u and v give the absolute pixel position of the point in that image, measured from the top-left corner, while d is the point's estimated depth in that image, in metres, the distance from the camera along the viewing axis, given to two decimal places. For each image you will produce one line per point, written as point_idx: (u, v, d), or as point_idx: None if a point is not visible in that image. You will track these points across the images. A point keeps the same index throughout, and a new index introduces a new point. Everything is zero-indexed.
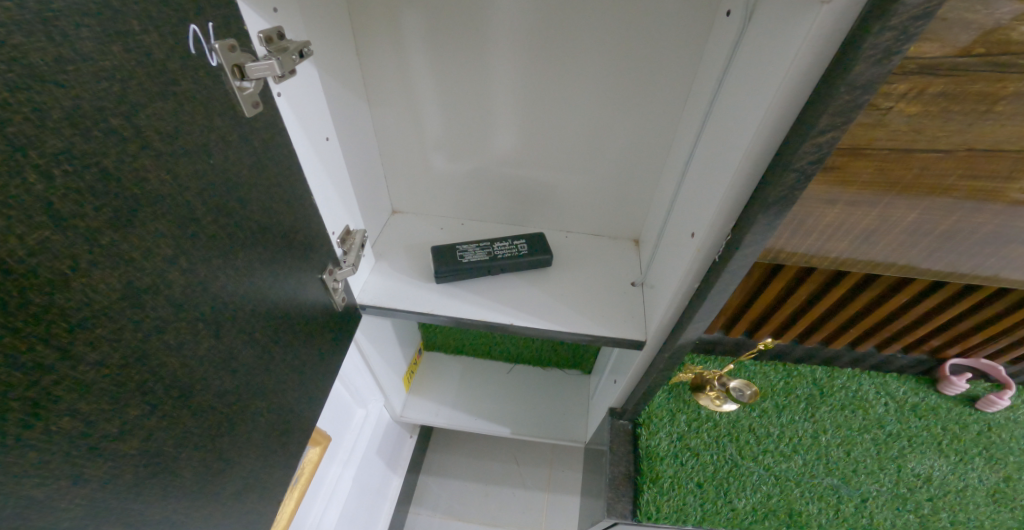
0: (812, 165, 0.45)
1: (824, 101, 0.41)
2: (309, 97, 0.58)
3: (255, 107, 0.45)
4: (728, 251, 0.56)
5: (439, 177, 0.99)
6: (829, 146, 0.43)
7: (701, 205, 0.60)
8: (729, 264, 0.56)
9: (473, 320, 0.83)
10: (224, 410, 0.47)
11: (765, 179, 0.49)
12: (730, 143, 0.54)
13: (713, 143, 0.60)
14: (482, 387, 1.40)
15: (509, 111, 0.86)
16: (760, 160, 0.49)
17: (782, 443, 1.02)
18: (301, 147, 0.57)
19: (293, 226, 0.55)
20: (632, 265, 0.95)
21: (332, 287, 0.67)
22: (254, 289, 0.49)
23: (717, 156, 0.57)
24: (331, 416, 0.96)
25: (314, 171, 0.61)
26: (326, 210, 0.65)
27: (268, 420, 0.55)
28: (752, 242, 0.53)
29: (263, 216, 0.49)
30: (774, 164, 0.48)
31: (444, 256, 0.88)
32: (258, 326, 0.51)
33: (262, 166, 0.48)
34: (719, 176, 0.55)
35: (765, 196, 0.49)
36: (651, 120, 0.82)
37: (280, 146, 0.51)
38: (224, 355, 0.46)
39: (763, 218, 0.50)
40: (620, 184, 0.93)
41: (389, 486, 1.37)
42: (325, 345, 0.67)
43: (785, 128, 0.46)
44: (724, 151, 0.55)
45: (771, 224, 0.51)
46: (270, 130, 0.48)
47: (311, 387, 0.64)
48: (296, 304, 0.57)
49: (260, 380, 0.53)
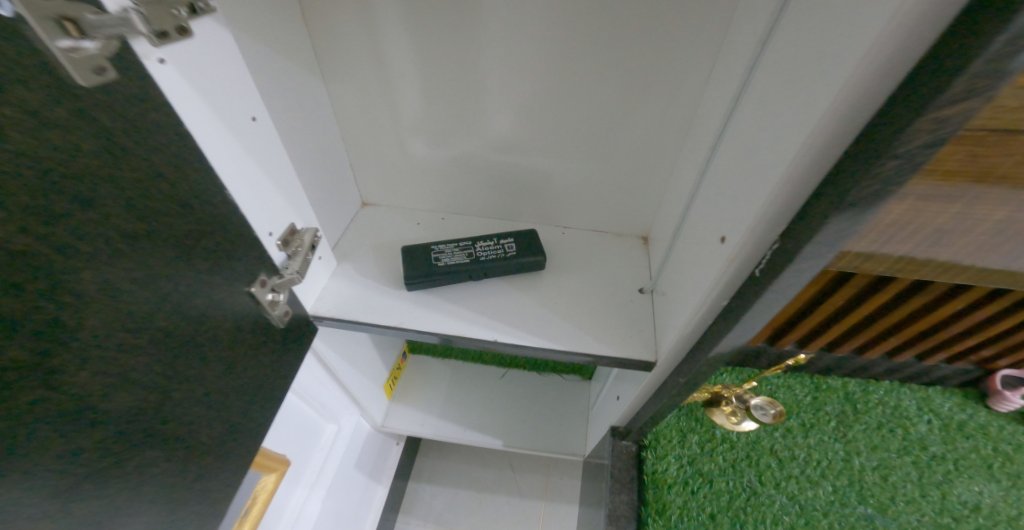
0: (923, 149, 0.31)
1: (963, 51, 0.27)
2: (218, 66, 0.46)
3: (105, 73, 0.34)
4: (776, 263, 0.42)
5: (417, 166, 0.85)
6: (963, 121, 0.29)
7: (736, 202, 0.47)
8: (773, 279, 0.43)
9: (453, 333, 0.71)
10: (88, 471, 0.35)
11: (840, 168, 0.36)
12: (782, 121, 0.40)
13: (755, 122, 0.46)
14: (473, 394, 1.28)
15: (501, 88, 0.72)
16: (829, 143, 0.35)
17: (809, 468, 0.89)
18: (205, 130, 0.46)
19: (196, 229, 0.42)
20: (640, 267, 0.82)
21: (271, 300, 0.54)
22: (132, 314, 0.37)
23: (760, 140, 0.44)
24: (292, 437, 0.84)
25: (231, 160, 0.50)
26: (254, 208, 0.53)
27: (169, 480, 0.43)
28: (808, 254, 0.40)
29: (131, 213, 0.36)
30: (855, 149, 0.34)
31: (416, 259, 0.75)
32: (146, 363, 0.38)
33: (124, 150, 0.35)
34: (766, 165, 0.41)
35: (843, 193, 0.35)
36: (670, 98, 0.68)
37: (152, 122, 0.38)
38: (83, 399, 0.34)
39: (834, 221, 0.37)
40: (628, 174, 0.80)
41: (372, 501, 1.25)
42: (263, 373, 0.54)
43: (881, 97, 0.32)
44: (772, 133, 0.41)
45: (840, 230, 0.37)
46: (128, 100, 0.35)
47: (245, 426, 0.52)
48: (213, 328, 0.45)
49: (157, 428, 0.40)
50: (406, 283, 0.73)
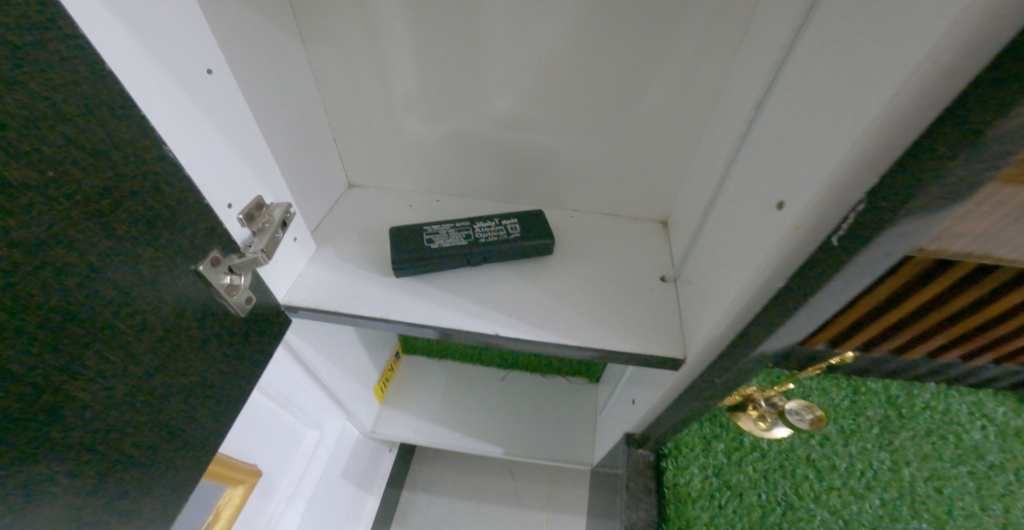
0: None
1: None
2: (158, 3, 0.38)
3: None
4: (851, 233, 0.33)
5: (408, 142, 0.76)
6: None
7: (790, 165, 0.38)
8: (844, 257, 0.34)
9: (453, 325, 0.62)
10: None
11: (957, 101, 0.27)
12: (865, 48, 0.31)
13: (815, 64, 0.37)
14: (473, 397, 1.19)
15: (504, 54, 0.64)
16: (944, 73, 0.26)
17: (852, 479, 0.81)
18: (136, 75, 0.37)
19: (120, 188, 0.34)
20: (659, 254, 0.73)
21: (227, 283, 0.46)
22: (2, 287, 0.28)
23: (825, 80, 0.35)
24: (266, 443, 0.75)
25: (176, 118, 0.41)
26: (208, 175, 0.45)
27: (69, 502, 0.34)
28: (897, 224, 0.31)
29: (4, 157, 0.27)
30: (987, 74, 0.25)
31: (404, 244, 0.66)
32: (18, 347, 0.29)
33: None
34: (838, 107, 0.32)
35: (966, 134, 0.26)
36: (702, 61, 0.59)
37: (42, 47, 0.28)
38: None
39: (945, 173, 0.28)
40: (643, 150, 0.70)
41: (361, 512, 1.15)
42: (212, 368, 0.45)
43: None
44: (847, 69, 0.32)
45: (955, 189, 0.28)
46: (3, 15, 0.26)
47: (188, 433, 0.43)
48: (137, 312, 0.36)
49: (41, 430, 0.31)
50: (394, 267, 0.64)
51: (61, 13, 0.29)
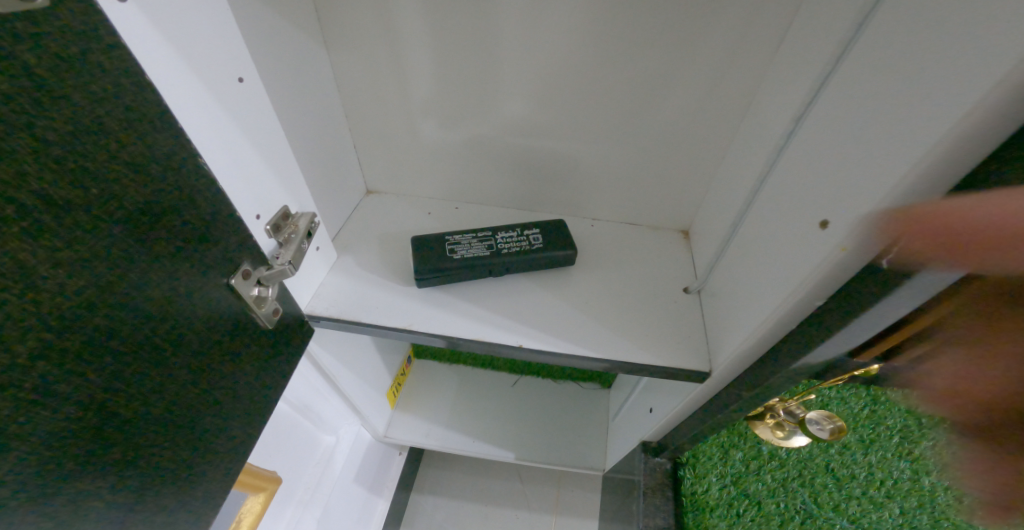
0: None
1: None
2: (193, 14, 0.38)
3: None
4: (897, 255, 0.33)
5: (429, 149, 0.76)
6: None
7: (835, 184, 0.37)
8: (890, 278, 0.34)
9: (459, 334, 0.61)
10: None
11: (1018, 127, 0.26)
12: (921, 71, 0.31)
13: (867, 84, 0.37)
14: (485, 402, 1.19)
15: (517, 60, 0.63)
16: (1012, 94, 0.25)
17: (872, 488, 0.83)
18: (174, 88, 0.37)
19: (157, 202, 0.33)
20: (680, 264, 0.72)
21: (256, 296, 0.46)
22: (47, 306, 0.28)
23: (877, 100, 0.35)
24: (284, 450, 0.75)
25: (211, 129, 0.41)
26: (239, 186, 0.44)
27: (109, 518, 0.34)
28: None
29: (52, 175, 0.27)
30: None
31: (427, 254, 0.66)
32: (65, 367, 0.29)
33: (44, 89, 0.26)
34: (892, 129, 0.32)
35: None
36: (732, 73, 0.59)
37: (88, 60, 0.28)
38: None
39: None
40: (667, 159, 0.70)
41: (371, 516, 1.14)
42: (240, 380, 0.45)
43: None
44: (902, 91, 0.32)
45: None
46: (56, 33, 0.26)
47: (216, 446, 0.43)
48: (172, 328, 0.36)
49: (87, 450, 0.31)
50: (416, 278, 0.64)
51: (100, 20, 0.29)
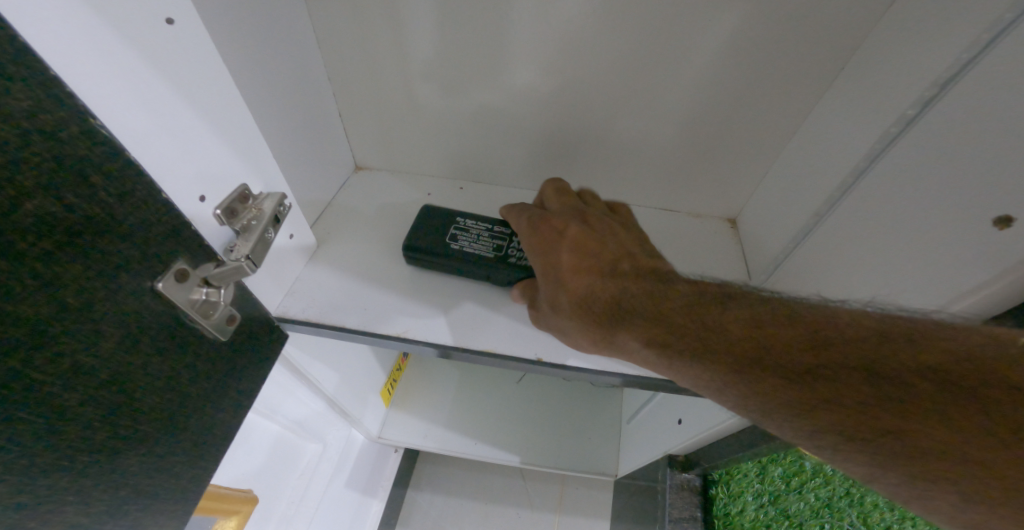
0: None
1: None
2: None
3: None
4: None
5: (430, 121, 0.65)
6: None
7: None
8: None
9: (455, 342, 0.51)
10: None
11: None
12: None
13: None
14: (488, 400, 1.09)
15: (534, 11, 0.51)
16: None
17: None
18: (46, 17, 0.25)
19: (19, 179, 0.23)
20: (727, 261, 0.62)
21: (201, 301, 0.35)
22: None
23: None
24: (261, 463, 0.65)
25: (125, 87, 0.29)
26: (169, 165, 0.33)
27: None
28: None
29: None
30: None
31: (426, 240, 0.57)
32: None
33: None
34: None
35: None
36: (823, 28, 0.46)
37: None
38: None
39: None
40: (717, 137, 0.58)
41: (366, 519, 1.05)
42: (187, 408, 0.35)
43: None
44: None
45: None
46: None
47: (150, 488, 0.33)
48: (65, 353, 0.26)
49: None
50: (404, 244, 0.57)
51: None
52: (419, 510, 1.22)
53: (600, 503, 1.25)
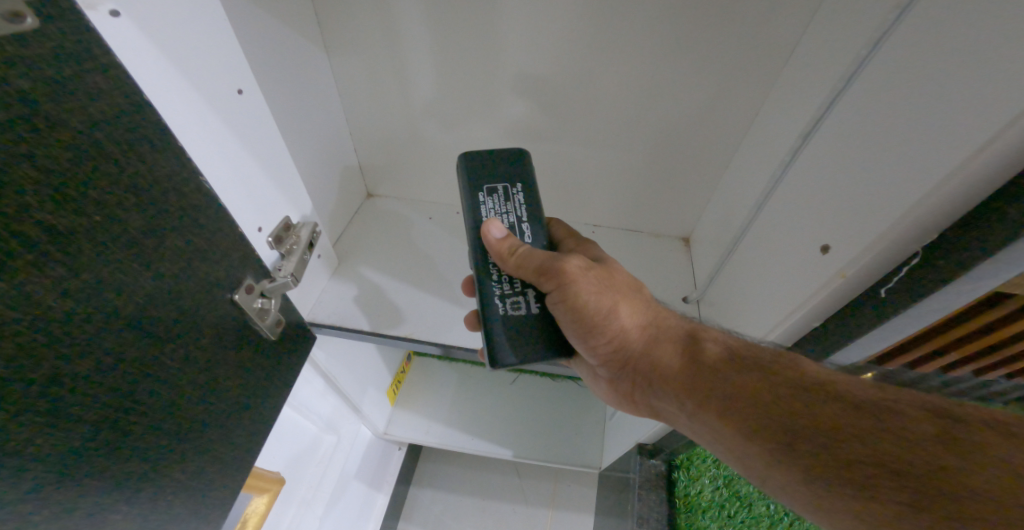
0: None
1: None
2: (189, 23, 0.37)
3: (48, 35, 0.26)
4: (899, 289, 0.35)
5: (428, 155, 0.76)
6: None
7: (856, 208, 0.38)
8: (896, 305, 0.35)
9: (452, 341, 0.62)
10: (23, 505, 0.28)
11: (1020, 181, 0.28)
12: (941, 115, 0.32)
13: (888, 104, 0.37)
14: (484, 399, 1.19)
15: (514, 66, 0.63)
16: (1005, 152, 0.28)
17: None
18: (169, 95, 0.35)
19: (161, 224, 0.34)
20: (681, 275, 0.73)
21: (260, 308, 0.46)
22: (69, 325, 0.29)
23: (899, 136, 0.35)
24: (286, 450, 0.75)
25: (218, 140, 0.40)
26: (241, 198, 0.44)
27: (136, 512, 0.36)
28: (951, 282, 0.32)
29: (48, 203, 0.27)
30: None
31: (480, 178, 0.60)
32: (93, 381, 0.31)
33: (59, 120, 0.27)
34: (909, 169, 0.33)
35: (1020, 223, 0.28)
36: (741, 83, 0.58)
37: (81, 78, 0.28)
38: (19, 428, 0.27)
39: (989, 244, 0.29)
40: (669, 169, 0.70)
41: (372, 511, 1.14)
42: (250, 390, 0.46)
43: None
44: (917, 134, 0.33)
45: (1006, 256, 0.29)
46: (55, 64, 0.27)
47: (225, 455, 0.43)
48: (179, 345, 0.36)
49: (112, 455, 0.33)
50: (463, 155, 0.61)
51: (94, 38, 0.28)
52: (423, 505, 1.31)
53: (589, 497, 1.34)
